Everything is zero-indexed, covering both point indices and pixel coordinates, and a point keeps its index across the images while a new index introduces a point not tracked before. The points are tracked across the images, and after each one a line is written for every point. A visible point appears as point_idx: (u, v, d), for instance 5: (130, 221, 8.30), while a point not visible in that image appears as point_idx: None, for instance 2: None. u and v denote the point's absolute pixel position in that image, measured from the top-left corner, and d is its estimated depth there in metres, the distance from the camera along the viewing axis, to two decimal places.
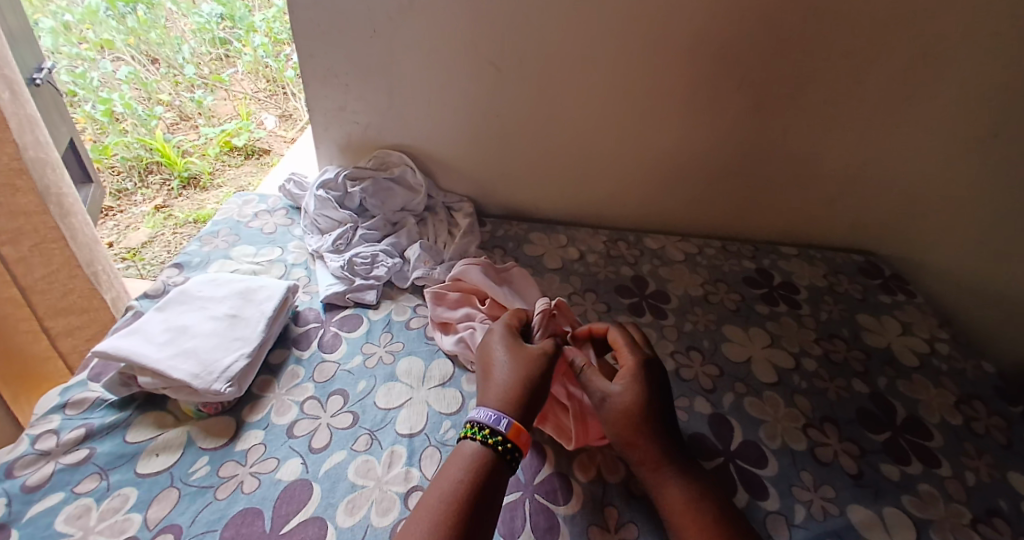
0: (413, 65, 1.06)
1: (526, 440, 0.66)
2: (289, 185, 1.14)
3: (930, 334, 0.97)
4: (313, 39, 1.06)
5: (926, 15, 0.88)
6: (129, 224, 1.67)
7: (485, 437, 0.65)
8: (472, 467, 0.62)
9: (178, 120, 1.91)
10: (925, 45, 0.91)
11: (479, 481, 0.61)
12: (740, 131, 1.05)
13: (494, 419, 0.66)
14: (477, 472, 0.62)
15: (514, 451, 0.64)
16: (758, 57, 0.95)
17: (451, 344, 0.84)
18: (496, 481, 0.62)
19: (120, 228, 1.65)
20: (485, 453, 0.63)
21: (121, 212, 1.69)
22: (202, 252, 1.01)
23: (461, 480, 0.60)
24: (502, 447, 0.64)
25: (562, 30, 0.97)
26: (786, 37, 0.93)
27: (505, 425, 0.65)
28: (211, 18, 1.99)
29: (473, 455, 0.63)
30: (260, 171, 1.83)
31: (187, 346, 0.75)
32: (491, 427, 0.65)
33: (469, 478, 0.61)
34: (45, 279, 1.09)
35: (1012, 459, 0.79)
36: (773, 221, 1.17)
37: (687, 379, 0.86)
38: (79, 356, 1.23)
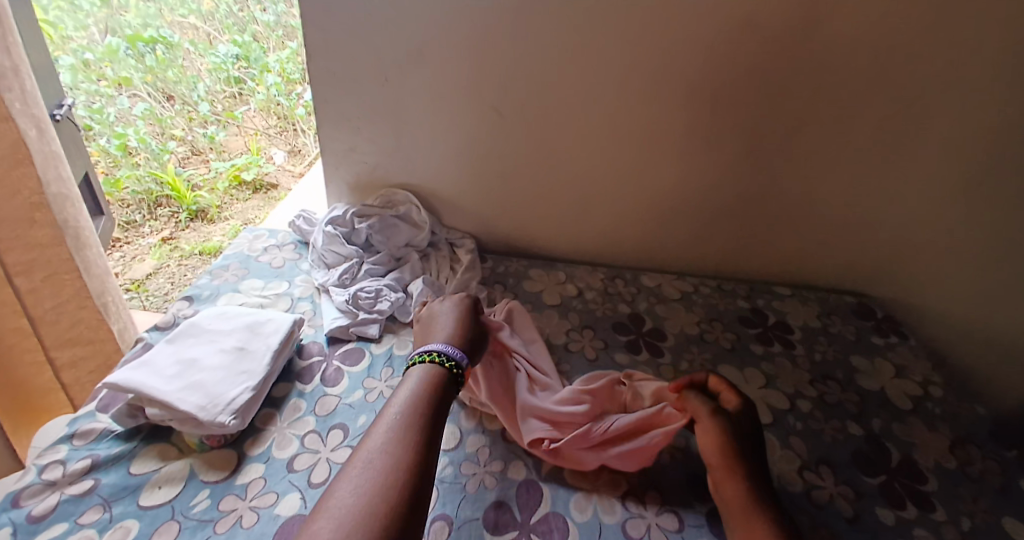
0: (422, 110, 1.11)
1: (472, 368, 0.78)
2: (298, 221, 1.18)
3: (923, 377, 0.98)
4: (328, 86, 1.12)
5: (907, 71, 0.93)
6: (135, 255, 1.72)
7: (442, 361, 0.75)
8: (410, 403, 0.68)
9: (190, 154, 1.98)
10: (908, 98, 0.96)
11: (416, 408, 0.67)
12: (734, 176, 1.09)
13: (455, 352, 0.76)
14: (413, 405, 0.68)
15: (464, 374, 0.76)
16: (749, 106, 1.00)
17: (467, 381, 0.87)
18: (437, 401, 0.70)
19: (126, 260, 1.70)
20: (440, 374, 0.73)
21: (129, 244, 1.75)
22: (212, 285, 1.04)
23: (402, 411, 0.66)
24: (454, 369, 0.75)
25: (564, 79, 1.03)
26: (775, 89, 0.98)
27: (461, 357, 0.76)
28: (226, 58, 2.03)
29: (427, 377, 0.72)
30: (267, 205, 1.90)
31: (195, 379, 0.77)
32: (452, 357, 0.76)
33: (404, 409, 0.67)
34: (54, 309, 1.12)
35: (1006, 505, 0.80)
36: (767, 261, 1.19)
37: None
38: (84, 387, 1.25)
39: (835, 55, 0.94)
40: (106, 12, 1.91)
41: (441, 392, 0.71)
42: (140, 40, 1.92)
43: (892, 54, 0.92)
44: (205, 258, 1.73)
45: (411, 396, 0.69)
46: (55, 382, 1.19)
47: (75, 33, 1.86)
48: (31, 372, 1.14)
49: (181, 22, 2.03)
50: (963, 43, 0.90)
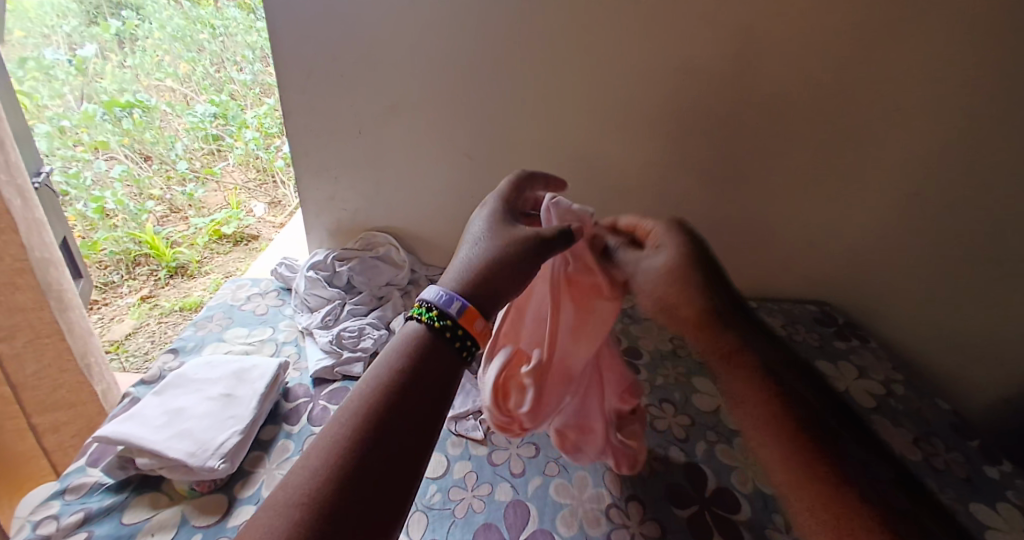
0: (396, 157, 1.18)
1: (483, 327, 0.57)
2: (280, 268, 1.22)
3: (885, 376, 1.04)
4: (307, 140, 1.18)
5: (839, 98, 1.02)
6: (114, 316, 1.72)
7: (431, 316, 0.56)
8: (407, 350, 0.54)
9: (168, 212, 2.01)
10: (842, 121, 1.04)
11: (411, 358, 0.53)
12: (693, 200, 1.15)
13: (447, 300, 0.57)
14: (411, 352, 0.54)
15: (465, 338, 0.56)
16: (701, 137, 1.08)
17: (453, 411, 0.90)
18: (433, 358, 0.54)
19: (104, 321, 1.70)
20: (428, 336, 0.55)
21: (107, 305, 1.74)
22: (197, 336, 1.06)
23: (396, 355, 0.53)
24: (447, 326, 0.56)
25: (527, 121, 1.10)
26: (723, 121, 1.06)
27: (456, 307, 0.57)
28: (205, 117, 2.10)
29: (415, 337, 0.55)
30: (248, 256, 1.93)
31: (183, 427, 0.79)
32: (440, 308, 0.56)
33: (401, 358, 0.53)
34: (36, 374, 1.13)
35: (970, 492, 0.84)
36: (733, 277, 1.25)
37: (660, 430, 0.90)
38: (65, 451, 1.24)
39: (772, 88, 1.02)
40: (83, 79, 1.89)
41: (432, 353, 0.54)
42: (117, 105, 1.93)
43: (824, 84, 1.01)
44: (188, 312, 1.73)
45: (403, 351, 0.54)
46: (35, 450, 1.17)
47: (50, 100, 1.81)
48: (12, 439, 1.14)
49: (158, 86, 2.07)
50: (886, 72, 0.99)
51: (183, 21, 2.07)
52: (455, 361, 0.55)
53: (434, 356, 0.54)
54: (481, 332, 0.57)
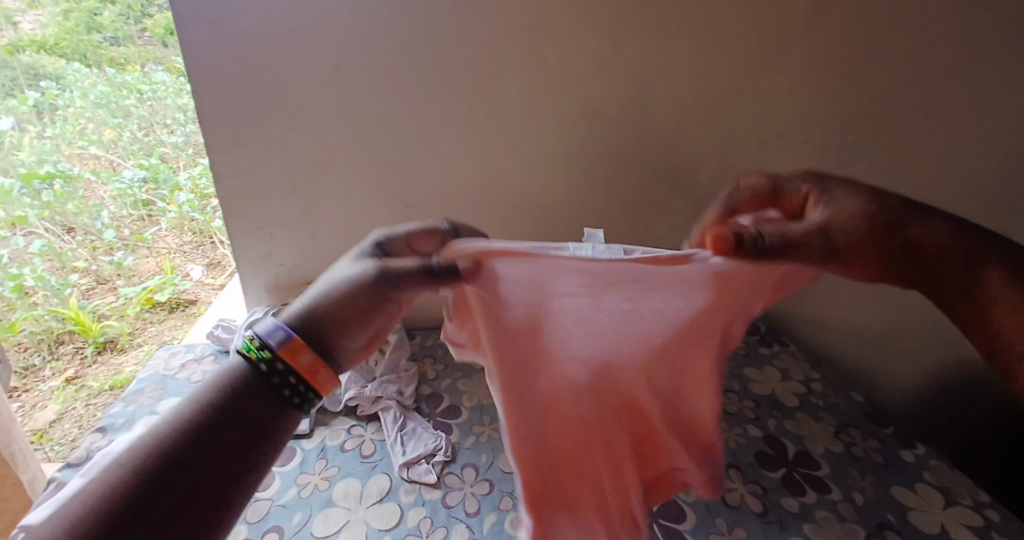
0: (331, 211, 1.20)
1: (309, 361, 0.53)
2: (217, 331, 1.18)
3: (804, 377, 1.13)
4: (237, 202, 1.19)
5: None
6: (36, 402, 1.60)
7: (257, 353, 0.53)
8: (217, 380, 0.52)
9: (95, 284, 1.91)
10: None
11: (222, 391, 0.51)
12: (620, 232, 1.21)
13: (272, 331, 0.53)
14: (222, 386, 0.52)
15: (286, 375, 0.53)
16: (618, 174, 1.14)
17: (403, 458, 0.89)
18: (247, 399, 0.52)
19: (26, 409, 1.59)
20: (248, 376, 0.53)
21: (27, 391, 1.62)
22: (126, 412, 1.01)
23: (207, 386, 0.52)
24: (266, 365, 0.53)
25: (458, 169, 1.15)
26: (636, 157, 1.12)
27: (277, 338, 0.53)
28: (133, 182, 2.01)
29: (233, 367, 0.53)
30: (186, 324, 1.88)
31: None
32: (264, 341, 0.53)
33: (212, 389, 0.52)
34: None
35: (888, 474, 0.92)
36: None
37: None
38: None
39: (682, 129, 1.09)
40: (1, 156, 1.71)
41: (253, 402, 0.52)
42: (36, 177, 1.77)
43: None
44: (118, 393, 1.66)
45: (208, 382, 0.52)
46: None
47: None
48: None
49: (81, 154, 1.92)
50: None
51: (107, 88, 1.97)
52: (287, 408, 0.53)
53: (249, 391, 0.52)
54: (306, 369, 0.53)
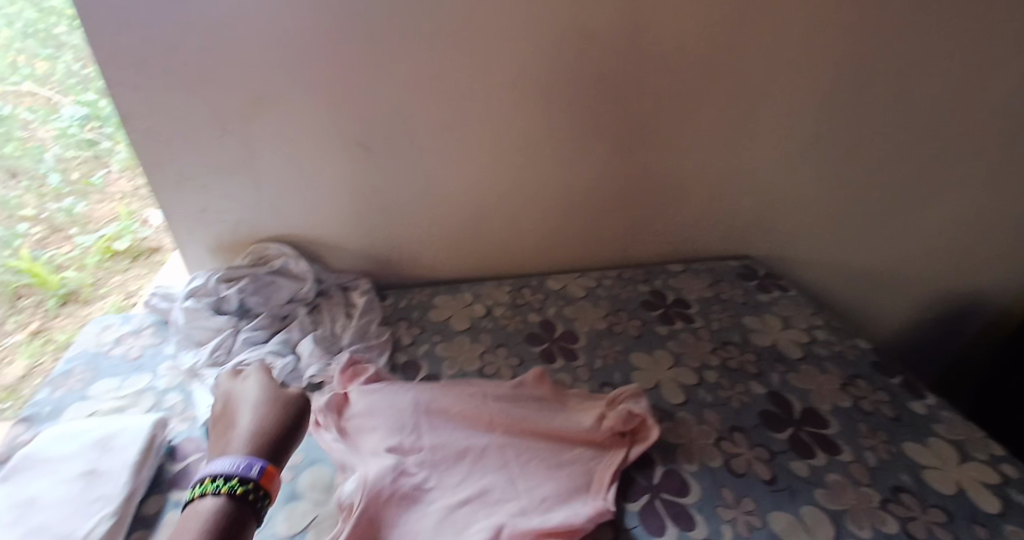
0: (274, 157, 1.04)
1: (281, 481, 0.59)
2: (155, 299, 1.02)
3: (808, 324, 1.06)
4: (157, 148, 1.00)
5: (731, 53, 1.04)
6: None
7: (215, 487, 0.54)
8: (209, 521, 0.51)
9: (48, 232, 1.62)
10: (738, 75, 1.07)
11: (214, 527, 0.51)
12: (610, 169, 1.16)
13: (241, 467, 0.56)
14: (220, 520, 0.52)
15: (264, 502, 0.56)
16: (598, 103, 1.06)
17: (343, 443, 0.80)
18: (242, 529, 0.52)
19: None
20: (227, 510, 0.53)
21: None
22: (53, 398, 0.87)
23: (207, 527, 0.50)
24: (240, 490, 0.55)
25: (427, 102, 1.02)
26: (619, 77, 1.03)
27: (255, 470, 0.57)
28: (72, 121, 1.60)
29: (201, 515, 0.52)
30: (150, 272, 1.61)
31: (34, 523, 0.62)
32: (238, 476, 0.56)
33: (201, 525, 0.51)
34: None
35: (899, 430, 0.86)
36: (657, 243, 1.29)
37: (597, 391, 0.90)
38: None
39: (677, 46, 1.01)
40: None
41: (241, 523, 0.53)
42: None
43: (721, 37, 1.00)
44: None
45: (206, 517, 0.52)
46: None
47: None
48: None
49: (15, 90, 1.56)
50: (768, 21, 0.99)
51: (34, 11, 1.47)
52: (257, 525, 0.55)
53: (238, 520, 0.53)
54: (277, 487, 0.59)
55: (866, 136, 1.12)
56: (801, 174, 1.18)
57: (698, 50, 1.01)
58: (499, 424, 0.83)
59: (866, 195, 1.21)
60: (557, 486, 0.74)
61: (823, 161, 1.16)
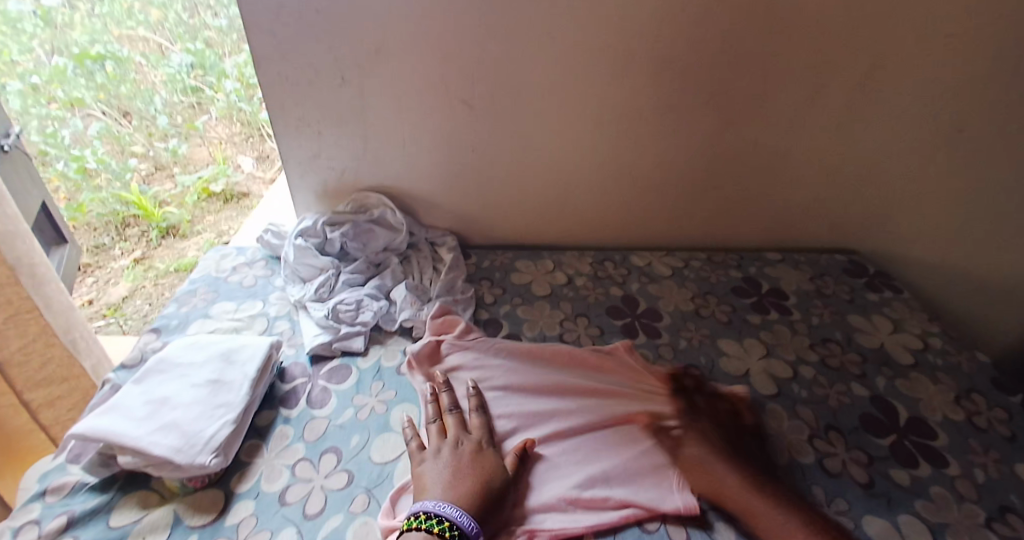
0: (384, 109, 1.07)
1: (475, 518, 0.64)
2: (267, 235, 1.10)
3: (921, 330, 1.00)
4: (280, 91, 1.06)
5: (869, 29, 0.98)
6: (109, 279, 1.67)
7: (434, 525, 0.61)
8: None
9: (154, 170, 1.94)
10: (874, 53, 1.01)
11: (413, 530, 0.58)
12: (714, 146, 1.12)
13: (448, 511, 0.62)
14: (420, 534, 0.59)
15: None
16: (712, 69, 1.03)
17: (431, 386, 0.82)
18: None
19: (100, 285, 1.65)
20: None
21: (99, 268, 1.69)
22: (180, 313, 0.96)
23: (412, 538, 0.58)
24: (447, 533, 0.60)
25: (537, 64, 1.02)
26: (739, 44, 1.00)
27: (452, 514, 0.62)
28: (181, 67, 1.89)
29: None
30: (241, 215, 1.88)
31: (168, 419, 0.70)
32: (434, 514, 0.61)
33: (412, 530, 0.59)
34: (22, 351, 1.02)
35: (1017, 451, 0.80)
36: (753, 228, 1.24)
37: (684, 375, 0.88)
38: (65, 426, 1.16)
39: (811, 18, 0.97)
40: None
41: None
42: (88, 58, 1.77)
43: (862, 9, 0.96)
44: (183, 274, 1.68)
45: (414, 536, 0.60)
46: (34, 426, 1.11)
47: (19, 55, 1.67)
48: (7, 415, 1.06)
49: (131, 35, 1.85)
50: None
51: None
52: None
53: None
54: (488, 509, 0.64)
55: (1002, 125, 1.05)
56: (919, 163, 1.12)
57: (829, 25, 0.98)
58: (580, 386, 0.81)
59: (995, 193, 1.12)
60: (641, 445, 0.74)
61: (945, 148, 1.10)
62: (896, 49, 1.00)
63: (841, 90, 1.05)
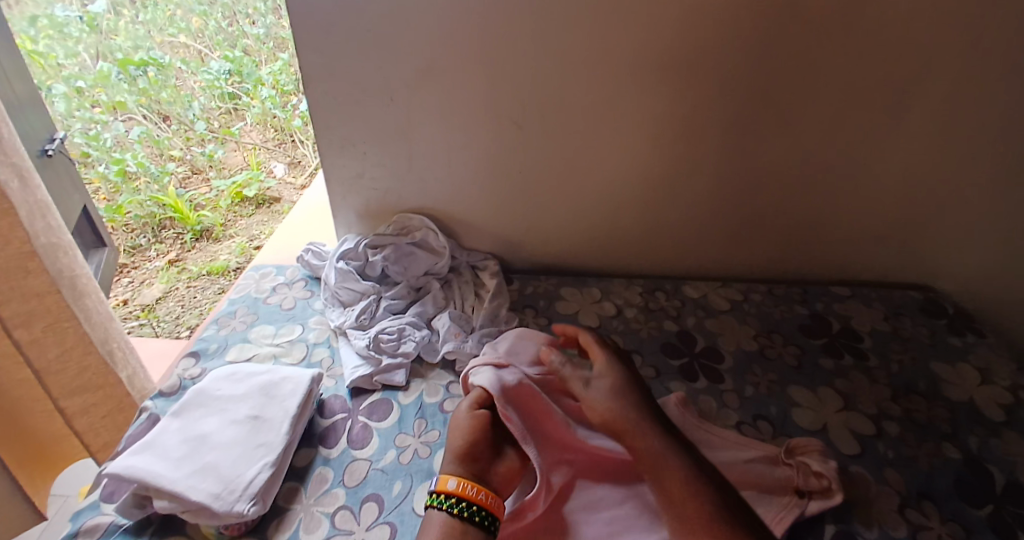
0: (433, 129, 1.03)
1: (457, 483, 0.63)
2: (307, 255, 1.07)
3: (1012, 381, 0.90)
4: (328, 111, 1.02)
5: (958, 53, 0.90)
6: (143, 280, 1.66)
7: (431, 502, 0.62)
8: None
9: (189, 173, 1.91)
10: (960, 78, 0.93)
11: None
12: (776, 173, 1.05)
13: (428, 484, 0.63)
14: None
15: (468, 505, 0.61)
16: (781, 92, 0.96)
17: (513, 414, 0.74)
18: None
19: (135, 285, 1.64)
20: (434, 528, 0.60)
21: (135, 269, 1.68)
22: (218, 337, 0.92)
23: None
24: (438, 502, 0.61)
25: (592, 85, 0.96)
26: (811, 68, 0.93)
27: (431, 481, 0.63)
28: (219, 74, 1.95)
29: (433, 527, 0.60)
30: (272, 219, 1.84)
31: (207, 460, 0.66)
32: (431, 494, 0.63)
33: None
34: (60, 359, 0.97)
35: None
36: (815, 261, 1.16)
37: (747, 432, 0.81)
38: (97, 433, 1.08)
39: (893, 42, 0.90)
40: (37, 2, 1.63)
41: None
42: (130, 64, 1.78)
43: (952, 33, 0.89)
44: (216, 277, 1.66)
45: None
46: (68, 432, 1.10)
47: (66, 59, 1.70)
48: (41, 421, 1.04)
49: (172, 42, 1.93)
50: (1014, 19, 0.87)
51: None
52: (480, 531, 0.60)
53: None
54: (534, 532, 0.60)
55: None
56: (1002, 197, 1.03)
57: (912, 47, 0.90)
58: None
59: None
60: None
61: None
62: (986, 77, 0.92)
63: (924, 117, 0.97)
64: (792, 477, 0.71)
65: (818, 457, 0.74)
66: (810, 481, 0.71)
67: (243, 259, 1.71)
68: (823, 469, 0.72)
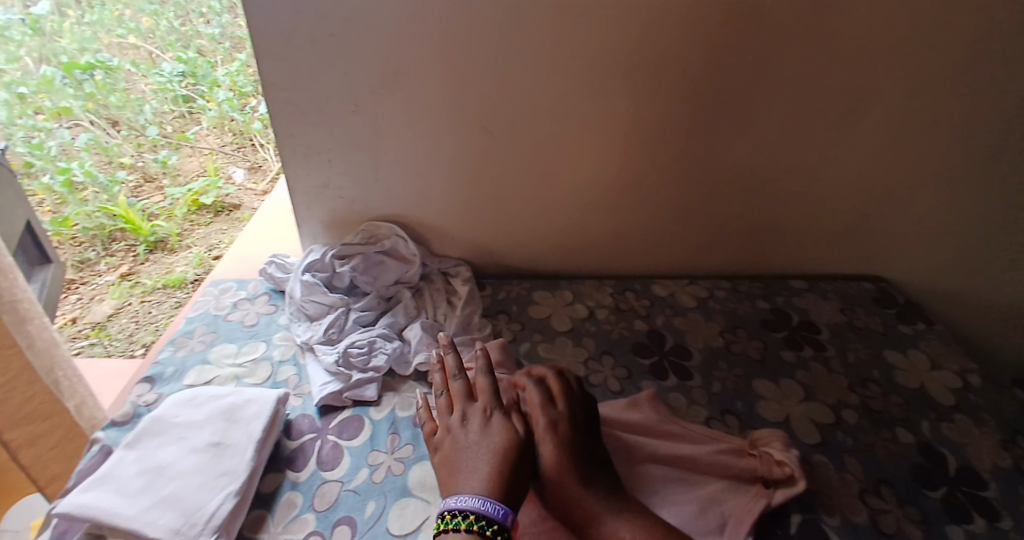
0: (397, 136, 1.01)
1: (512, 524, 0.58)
2: (270, 268, 1.04)
3: (960, 367, 0.95)
4: (289, 120, 0.99)
5: (906, 56, 0.94)
6: (94, 295, 1.58)
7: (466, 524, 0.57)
8: None
9: (142, 182, 1.81)
10: (908, 80, 0.97)
11: None
12: (738, 173, 1.07)
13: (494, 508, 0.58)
14: None
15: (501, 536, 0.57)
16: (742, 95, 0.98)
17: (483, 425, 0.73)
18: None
19: (84, 302, 1.56)
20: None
21: (85, 284, 1.60)
22: (176, 359, 0.88)
23: None
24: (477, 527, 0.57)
25: (556, 91, 0.96)
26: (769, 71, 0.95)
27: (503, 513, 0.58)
28: (172, 76, 1.88)
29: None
30: (231, 228, 1.78)
31: (166, 492, 0.63)
32: (484, 515, 0.58)
33: None
34: (4, 387, 0.92)
35: None
36: (776, 256, 1.19)
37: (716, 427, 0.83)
38: (45, 464, 1.03)
39: (846, 46, 0.93)
40: None
41: None
42: (76, 67, 1.71)
43: (901, 37, 0.92)
44: (171, 290, 1.60)
45: None
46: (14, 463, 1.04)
47: (5, 64, 1.60)
48: None
49: (121, 43, 1.82)
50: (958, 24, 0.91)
51: None
52: None
53: None
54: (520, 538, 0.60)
55: None
56: (949, 192, 1.08)
57: (864, 50, 0.93)
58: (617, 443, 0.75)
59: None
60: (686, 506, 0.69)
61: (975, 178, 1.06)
62: (933, 78, 0.96)
63: (877, 116, 1.01)
64: (756, 467, 0.73)
65: (781, 448, 0.76)
66: (774, 470, 0.73)
67: (200, 270, 1.65)
68: (784, 457, 0.74)
